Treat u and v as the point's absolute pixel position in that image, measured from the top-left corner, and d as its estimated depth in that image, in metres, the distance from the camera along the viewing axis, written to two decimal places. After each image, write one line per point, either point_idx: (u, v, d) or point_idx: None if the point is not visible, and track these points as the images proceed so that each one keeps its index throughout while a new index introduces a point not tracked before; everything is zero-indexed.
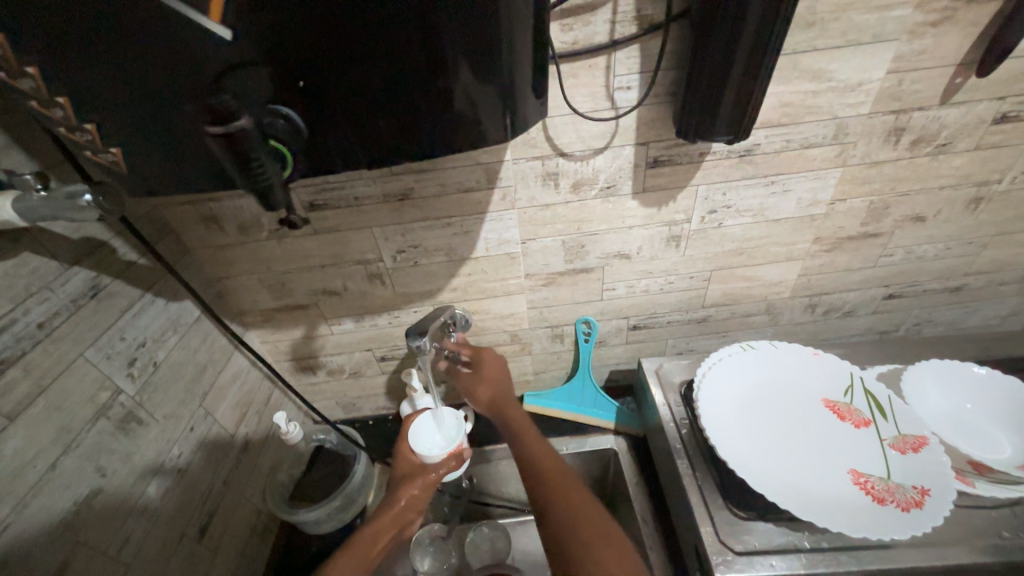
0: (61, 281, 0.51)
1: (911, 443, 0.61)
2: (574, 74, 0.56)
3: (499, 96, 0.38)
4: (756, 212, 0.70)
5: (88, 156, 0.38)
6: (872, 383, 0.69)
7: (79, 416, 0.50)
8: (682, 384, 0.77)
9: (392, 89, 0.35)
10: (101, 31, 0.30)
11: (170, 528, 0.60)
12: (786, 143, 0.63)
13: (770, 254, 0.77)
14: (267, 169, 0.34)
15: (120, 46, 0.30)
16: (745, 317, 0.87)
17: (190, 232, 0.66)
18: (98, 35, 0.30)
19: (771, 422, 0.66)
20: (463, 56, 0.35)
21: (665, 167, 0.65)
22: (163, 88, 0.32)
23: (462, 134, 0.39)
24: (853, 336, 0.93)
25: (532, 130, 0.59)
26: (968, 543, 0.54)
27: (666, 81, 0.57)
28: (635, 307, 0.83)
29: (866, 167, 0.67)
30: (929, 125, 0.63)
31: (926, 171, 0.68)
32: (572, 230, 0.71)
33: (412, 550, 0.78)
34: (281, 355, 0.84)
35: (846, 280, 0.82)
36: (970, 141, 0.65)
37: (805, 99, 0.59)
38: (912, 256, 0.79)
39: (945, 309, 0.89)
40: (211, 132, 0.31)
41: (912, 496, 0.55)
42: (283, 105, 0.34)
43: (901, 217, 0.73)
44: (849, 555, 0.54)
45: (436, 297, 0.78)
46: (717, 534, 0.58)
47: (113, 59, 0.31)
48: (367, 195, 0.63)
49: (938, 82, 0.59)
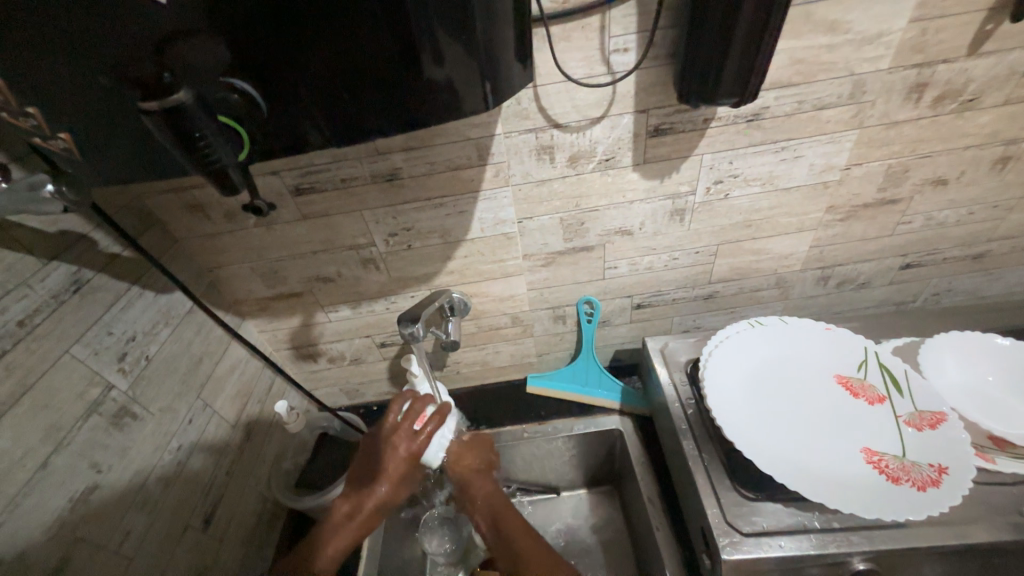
0: (40, 277, 0.49)
1: (928, 419, 0.59)
2: (566, 37, 0.52)
3: (477, 60, 0.35)
4: (765, 180, 0.66)
5: (39, 142, 0.37)
6: (888, 358, 0.66)
7: (69, 413, 0.50)
8: (689, 363, 0.75)
9: (356, 60, 0.32)
10: (25, 5, 0.28)
11: (174, 518, 0.60)
12: (798, 105, 0.59)
13: (780, 226, 0.73)
14: (218, 149, 0.32)
15: (45, 13, 0.28)
16: (754, 292, 0.84)
17: (176, 222, 0.64)
18: (20, 4, 0.28)
19: (781, 400, 0.64)
20: (435, 21, 0.31)
21: (667, 136, 0.61)
22: (98, 64, 0.30)
23: (438, 107, 0.36)
24: (868, 308, 0.90)
25: (523, 101, 0.55)
26: (988, 520, 0.52)
27: (665, 41, 0.53)
28: (638, 285, 0.80)
29: (885, 128, 0.62)
30: (955, 79, 0.58)
31: (950, 130, 0.63)
32: (570, 207, 0.67)
33: (422, 531, 0.79)
34: (280, 343, 0.83)
35: (861, 250, 0.78)
36: (999, 96, 0.60)
37: (819, 55, 0.54)
38: (932, 223, 0.75)
39: (966, 279, 0.85)
40: (146, 108, 0.28)
41: (929, 475, 0.53)
42: (238, 78, 0.32)
43: (922, 181, 0.69)
44: (862, 535, 0.53)
45: (432, 281, 0.76)
46: (723, 515, 0.57)
47: (31, 25, 0.28)
48: (354, 177, 0.60)
49: (966, 30, 0.54)
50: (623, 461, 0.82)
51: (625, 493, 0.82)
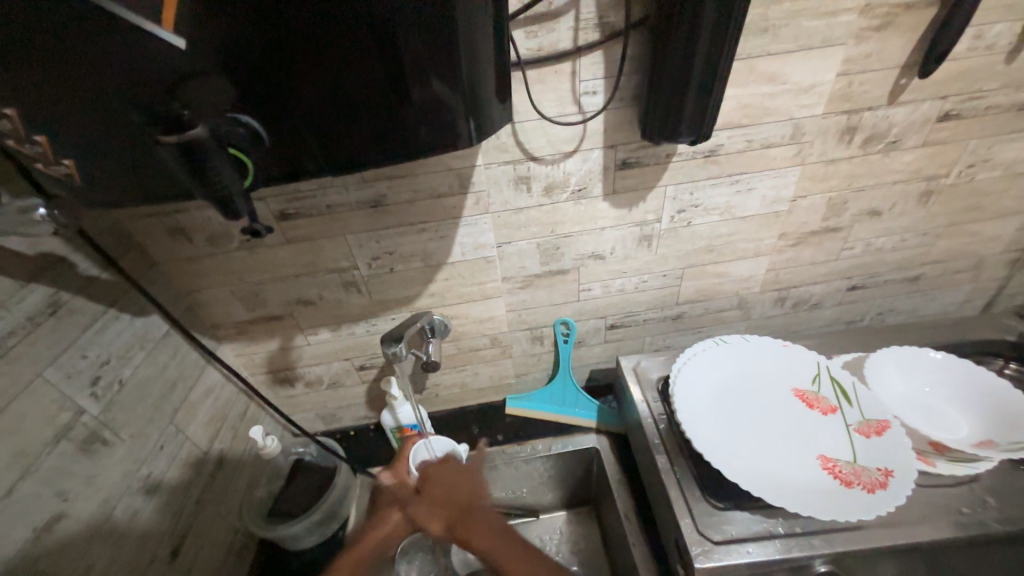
0: (16, 299, 0.49)
1: (875, 427, 0.64)
2: (541, 80, 0.57)
3: (462, 100, 0.39)
4: (723, 210, 0.73)
5: (38, 167, 0.38)
6: (838, 371, 0.72)
7: (37, 438, 0.49)
8: (660, 380, 0.78)
9: (351, 97, 0.36)
10: (54, 49, 0.30)
11: (140, 550, 0.58)
12: (748, 143, 0.65)
13: (739, 251, 0.79)
14: (224, 175, 0.34)
15: (73, 58, 0.31)
16: (718, 313, 0.90)
17: (156, 246, 0.65)
18: (51, 43, 0.30)
19: (745, 413, 0.68)
20: (424, 65, 0.35)
21: (634, 169, 0.66)
22: (118, 99, 0.33)
23: (426, 141, 0.39)
24: (822, 327, 0.97)
25: (502, 135, 0.60)
26: (932, 520, 0.56)
27: (630, 85, 0.58)
28: (611, 306, 0.85)
29: (825, 164, 0.70)
30: (879, 124, 0.66)
31: (879, 167, 0.71)
32: (546, 233, 0.72)
33: (398, 560, 0.77)
34: (256, 367, 0.83)
35: (812, 273, 0.85)
36: (918, 138, 0.69)
37: (763, 101, 0.62)
38: (872, 249, 0.83)
39: (906, 299, 0.94)
40: (165, 141, 0.31)
41: (877, 478, 0.58)
42: (244, 113, 0.35)
43: (860, 212, 0.77)
44: (822, 538, 0.56)
45: (413, 303, 0.78)
46: (696, 526, 0.59)
47: (55, 63, 0.31)
48: (340, 203, 0.63)
49: (884, 83, 0.62)
50: (600, 479, 0.84)
51: (603, 512, 0.84)
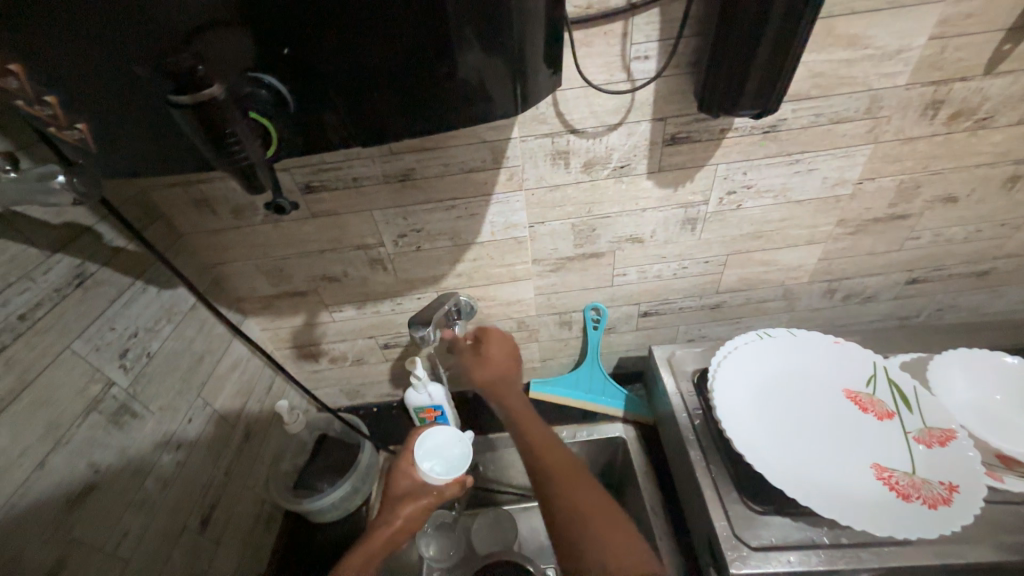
0: (42, 270, 0.48)
1: (937, 437, 0.58)
2: (587, 42, 0.51)
3: (508, 64, 0.34)
4: (778, 192, 0.66)
5: (51, 131, 0.36)
6: (896, 372, 0.66)
7: (69, 409, 0.49)
8: (696, 373, 0.74)
9: (385, 58, 0.32)
10: None
11: (172, 520, 0.59)
12: (815, 118, 0.59)
13: (790, 238, 0.73)
14: (246, 144, 0.31)
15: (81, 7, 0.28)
16: (760, 303, 0.84)
17: (181, 217, 0.63)
18: None
19: (790, 412, 0.63)
20: (469, 23, 0.31)
21: (683, 145, 0.60)
22: (127, 53, 0.29)
23: (466, 110, 0.35)
24: (873, 322, 0.90)
25: (541, 105, 0.55)
26: (993, 539, 0.52)
27: (687, 50, 0.52)
28: (647, 292, 0.80)
29: (900, 143, 0.62)
30: (970, 98, 0.58)
31: (962, 149, 0.64)
32: (582, 213, 0.67)
33: (419, 535, 0.77)
34: (282, 343, 0.82)
35: (869, 264, 0.78)
36: (1013, 116, 0.60)
37: (838, 69, 0.54)
38: (941, 239, 0.75)
39: (970, 295, 0.86)
40: (178, 102, 0.28)
41: (940, 493, 0.53)
42: (267, 74, 0.31)
43: (932, 198, 0.69)
44: (871, 551, 0.52)
45: (440, 283, 0.75)
46: (731, 529, 0.56)
47: (62, 10, 0.28)
48: (367, 176, 0.60)
49: (984, 48, 0.54)
50: (626, 470, 0.82)
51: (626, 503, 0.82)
